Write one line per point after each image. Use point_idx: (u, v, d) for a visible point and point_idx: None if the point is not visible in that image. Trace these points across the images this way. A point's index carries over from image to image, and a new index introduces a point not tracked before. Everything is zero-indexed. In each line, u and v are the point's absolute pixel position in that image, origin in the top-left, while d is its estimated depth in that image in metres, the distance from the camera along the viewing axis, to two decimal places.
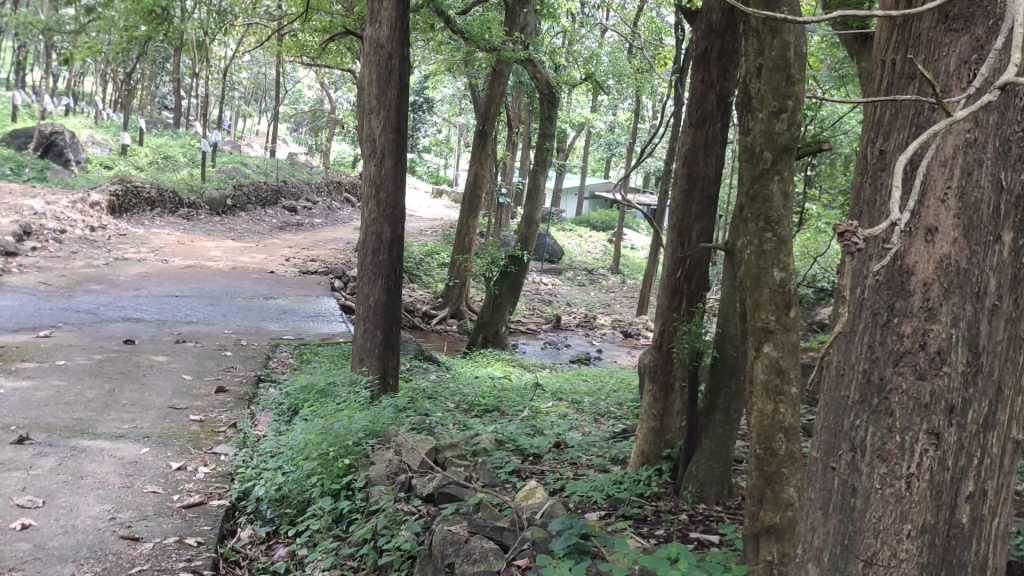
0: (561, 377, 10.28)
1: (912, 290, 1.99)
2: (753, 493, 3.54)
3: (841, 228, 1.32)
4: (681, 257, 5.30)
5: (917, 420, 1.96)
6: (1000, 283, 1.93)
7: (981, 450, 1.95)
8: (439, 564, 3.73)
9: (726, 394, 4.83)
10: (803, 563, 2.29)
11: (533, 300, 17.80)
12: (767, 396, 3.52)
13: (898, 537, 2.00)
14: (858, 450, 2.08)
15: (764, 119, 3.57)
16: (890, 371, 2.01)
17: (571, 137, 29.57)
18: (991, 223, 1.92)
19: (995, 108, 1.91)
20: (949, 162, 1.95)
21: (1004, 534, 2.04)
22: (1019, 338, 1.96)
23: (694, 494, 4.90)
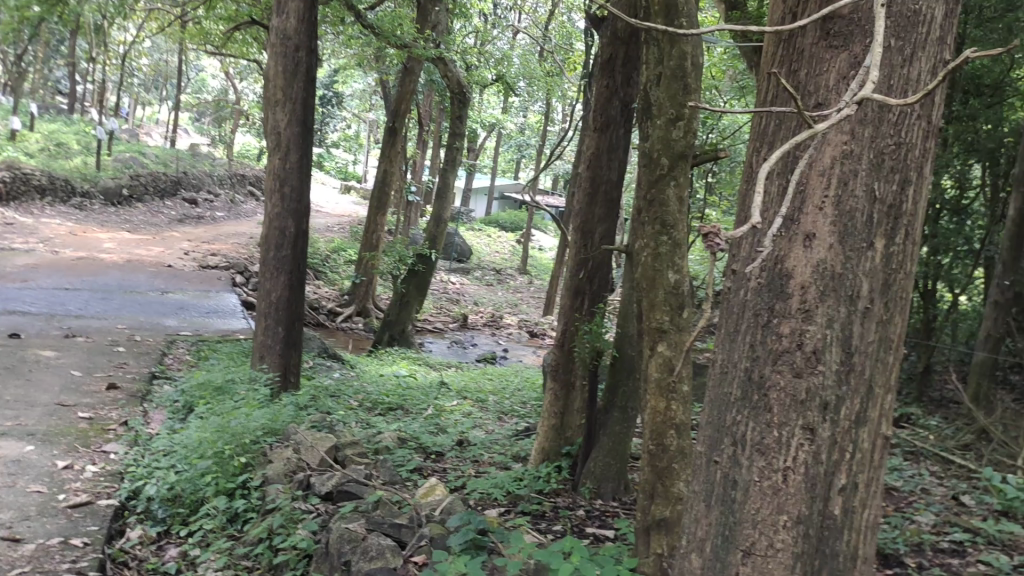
0: (467, 375, 10.32)
1: (790, 291, 2.09)
2: (645, 488, 3.65)
3: (707, 228, 1.38)
4: (584, 259, 5.42)
5: (793, 416, 2.07)
6: (871, 287, 2.05)
7: (853, 445, 2.07)
8: (336, 561, 3.70)
9: (624, 392, 4.99)
10: (686, 554, 2.35)
11: (441, 299, 17.75)
12: (660, 393, 3.63)
13: (775, 528, 2.09)
14: (738, 445, 2.17)
15: (662, 126, 3.69)
16: (769, 369, 2.11)
17: (482, 137, 29.60)
18: (865, 230, 2.04)
19: (870, 121, 2.03)
20: (827, 172, 2.06)
21: (874, 525, 2.17)
22: (888, 340, 2.09)
23: (592, 489, 5.03)
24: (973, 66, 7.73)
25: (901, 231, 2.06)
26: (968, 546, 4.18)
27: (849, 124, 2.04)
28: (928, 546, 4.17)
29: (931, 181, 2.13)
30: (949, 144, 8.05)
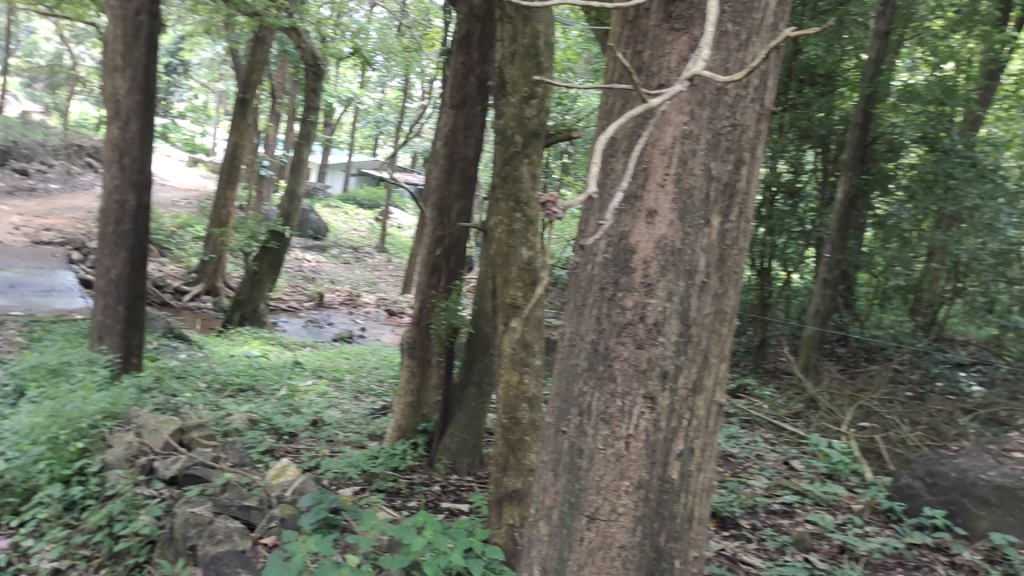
0: (322, 354, 10.13)
1: (633, 267, 2.16)
2: (497, 460, 3.69)
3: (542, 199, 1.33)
4: (441, 236, 5.41)
5: (635, 385, 2.15)
6: (708, 262, 2.16)
7: (690, 413, 2.18)
8: (181, 546, 3.57)
9: (479, 367, 5.06)
10: (535, 522, 2.39)
11: (295, 278, 17.31)
12: (513, 367, 3.71)
13: (618, 493, 2.18)
14: (585, 414, 2.22)
15: (516, 104, 3.72)
16: (613, 340, 2.18)
17: (338, 113, 28.93)
18: (702, 208, 2.13)
19: (708, 103, 2.12)
20: (668, 151, 2.13)
21: (709, 487, 2.30)
22: (722, 312, 2.21)
23: (447, 465, 5.08)
24: (808, 56, 8.22)
25: (736, 209, 2.18)
26: (797, 507, 4.48)
27: (688, 105, 2.13)
28: (762, 508, 4.44)
29: (763, 162, 2.25)
30: (786, 129, 8.62)
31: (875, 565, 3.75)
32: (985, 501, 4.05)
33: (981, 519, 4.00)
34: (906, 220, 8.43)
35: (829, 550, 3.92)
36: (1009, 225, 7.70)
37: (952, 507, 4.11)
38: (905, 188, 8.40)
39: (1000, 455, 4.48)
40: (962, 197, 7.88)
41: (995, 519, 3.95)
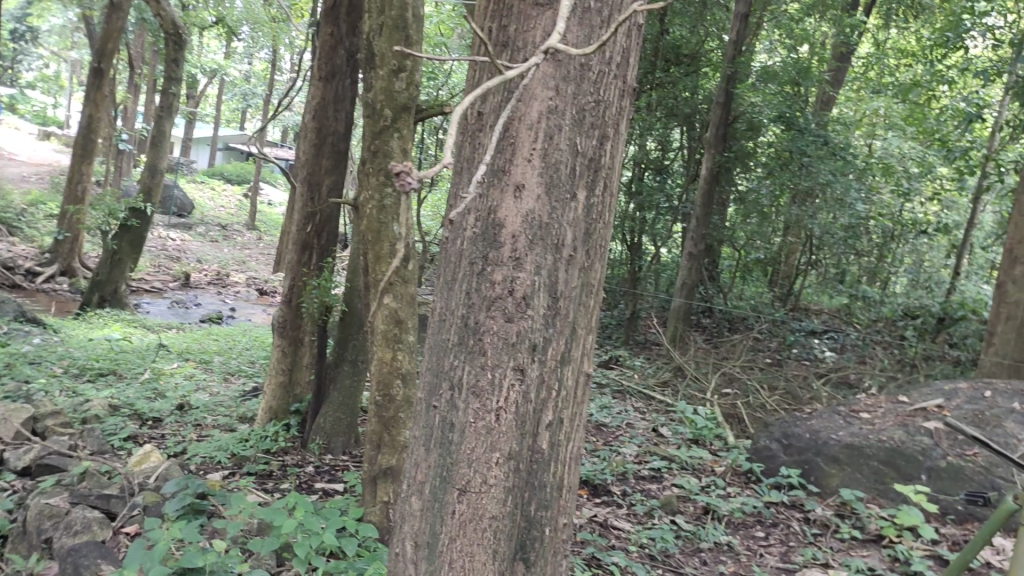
0: (190, 336, 9.76)
1: (502, 241, 2.16)
2: (371, 438, 3.66)
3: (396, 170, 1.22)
4: (311, 212, 5.28)
5: (505, 358, 2.15)
6: (575, 236, 2.20)
7: (559, 383, 2.24)
8: (35, 540, 3.37)
9: (353, 345, 5.00)
10: (406, 499, 2.36)
11: (159, 256, 16.56)
12: (386, 344, 3.68)
13: (488, 465, 2.17)
14: (456, 388, 2.20)
15: (384, 77, 3.65)
16: (482, 314, 2.17)
17: (203, 85, 27.74)
18: (568, 182, 2.17)
19: (573, 79, 2.15)
20: (535, 126, 2.14)
21: (577, 455, 2.37)
22: (588, 285, 2.27)
23: (321, 445, 4.98)
24: (674, 37, 8.45)
25: (601, 183, 2.24)
26: (664, 472, 4.66)
27: (554, 81, 2.14)
28: (631, 474, 4.59)
29: (626, 138, 2.32)
30: (653, 108, 8.76)
31: (737, 524, 3.95)
32: (835, 459, 4.29)
33: (832, 477, 4.23)
34: (765, 196, 8.73)
35: (694, 512, 4.10)
36: (857, 200, 8.49)
37: (806, 466, 4.36)
38: (764, 165, 8.72)
39: (848, 415, 4.69)
40: (815, 173, 8.34)
41: (844, 475, 4.19)
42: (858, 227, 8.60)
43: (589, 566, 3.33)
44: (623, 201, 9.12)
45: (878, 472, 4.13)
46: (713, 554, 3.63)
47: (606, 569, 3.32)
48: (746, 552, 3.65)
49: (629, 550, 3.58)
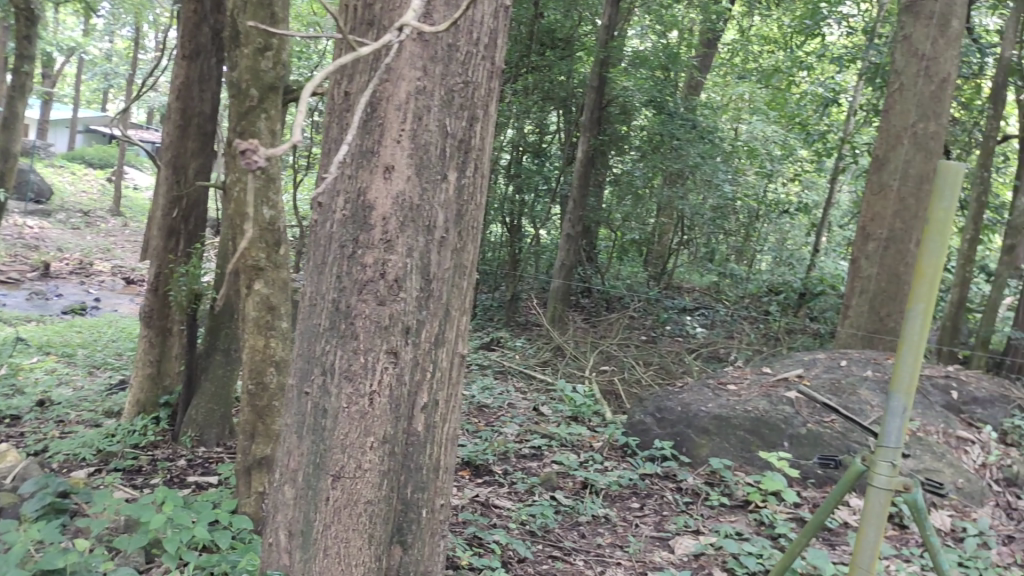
0: (50, 329, 9.22)
1: (372, 223, 2.13)
2: (244, 429, 3.56)
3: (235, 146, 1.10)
4: (177, 196, 5.09)
5: (378, 341, 2.13)
6: (446, 218, 2.19)
7: (433, 365, 2.23)
8: None
9: (226, 334, 4.85)
10: (278, 488, 2.30)
11: (14, 245, 15.55)
12: (258, 332, 3.59)
13: (363, 450, 2.15)
14: (328, 373, 2.15)
15: (250, 55, 3.54)
16: (354, 298, 2.13)
17: (60, 63, 26.13)
18: (439, 163, 2.16)
19: (440, 59, 2.13)
20: (402, 107, 2.11)
21: (452, 436, 2.38)
22: (461, 266, 2.27)
23: (194, 438, 4.83)
24: (549, 21, 8.51)
25: (471, 165, 2.23)
26: (544, 449, 4.72)
27: (421, 61, 2.11)
28: (512, 453, 4.63)
29: (495, 119, 2.32)
30: (530, 91, 8.79)
31: (613, 496, 4.07)
32: (705, 430, 4.46)
33: (702, 447, 4.40)
34: (638, 178, 8.94)
35: (573, 487, 4.19)
36: (725, 181, 8.98)
37: (678, 438, 4.52)
38: (637, 149, 8.94)
39: (717, 387, 4.89)
40: (685, 155, 8.68)
41: (713, 445, 4.37)
42: (726, 208, 9.06)
43: (471, 545, 3.34)
44: (502, 184, 9.15)
45: (744, 440, 4.32)
46: (591, 527, 3.72)
47: (487, 547, 3.34)
48: (622, 523, 3.76)
49: (510, 528, 3.62)
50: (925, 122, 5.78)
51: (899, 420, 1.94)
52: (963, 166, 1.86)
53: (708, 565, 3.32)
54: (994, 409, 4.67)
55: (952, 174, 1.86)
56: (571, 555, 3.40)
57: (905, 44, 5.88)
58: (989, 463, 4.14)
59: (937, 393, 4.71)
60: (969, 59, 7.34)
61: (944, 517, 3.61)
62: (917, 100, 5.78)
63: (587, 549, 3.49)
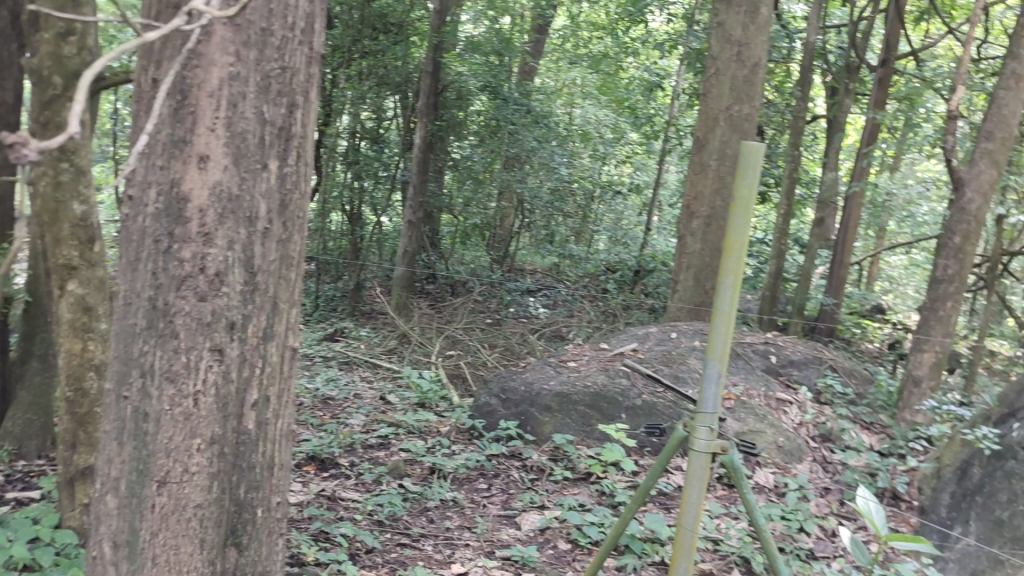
0: None
1: (188, 216, 2.00)
2: (64, 438, 3.36)
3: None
4: None
5: (201, 339, 2.03)
6: (269, 208, 2.11)
7: (262, 360, 2.16)
8: None
9: (42, 338, 4.57)
10: (101, 498, 2.16)
11: None
12: (74, 335, 3.37)
13: (189, 452, 2.05)
14: (148, 375, 2.02)
15: (51, 40, 3.31)
16: (172, 295, 2.00)
17: None
18: (258, 152, 2.06)
19: (254, 44, 2.01)
20: (215, 94, 1.98)
21: (286, 432, 2.33)
22: (287, 257, 2.20)
23: (11, 451, 4.45)
24: (381, 5, 8.33)
25: (293, 152, 2.15)
26: (392, 438, 4.68)
27: (233, 45, 1.98)
28: (359, 444, 4.55)
29: (316, 105, 2.24)
30: (365, 77, 8.60)
31: (461, 479, 4.10)
32: (547, 407, 4.57)
33: (546, 424, 4.50)
34: (477, 163, 9.10)
35: (420, 473, 4.18)
36: (560, 164, 9.22)
37: (523, 418, 4.60)
38: (476, 133, 9.05)
39: (558, 365, 5.02)
40: (521, 140, 8.93)
41: (556, 422, 4.49)
42: (563, 191, 9.34)
43: (317, 540, 3.27)
44: (340, 171, 8.96)
45: (584, 415, 4.47)
46: (439, 511, 3.74)
47: (334, 540, 3.30)
48: (469, 505, 3.81)
49: (357, 519, 3.56)
50: (739, 105, 6.12)
51: (715, 386, 2.06)
52: (762, 145, 1.97)
53: (553, 538, 3.42)
54: (808, 370, 5.04)
55: (753, 154, 1.97)
56: (419, 541, 3.40)
57: (719, 30, 6.18)
58: (806, 421, 4.44)
59: (759, 359, 5.03)
60: (778, 44, 7.96)
61: (768, 474, 3.85)
62: (731, 84, 6.11)
63: (435, 534, 3.50)
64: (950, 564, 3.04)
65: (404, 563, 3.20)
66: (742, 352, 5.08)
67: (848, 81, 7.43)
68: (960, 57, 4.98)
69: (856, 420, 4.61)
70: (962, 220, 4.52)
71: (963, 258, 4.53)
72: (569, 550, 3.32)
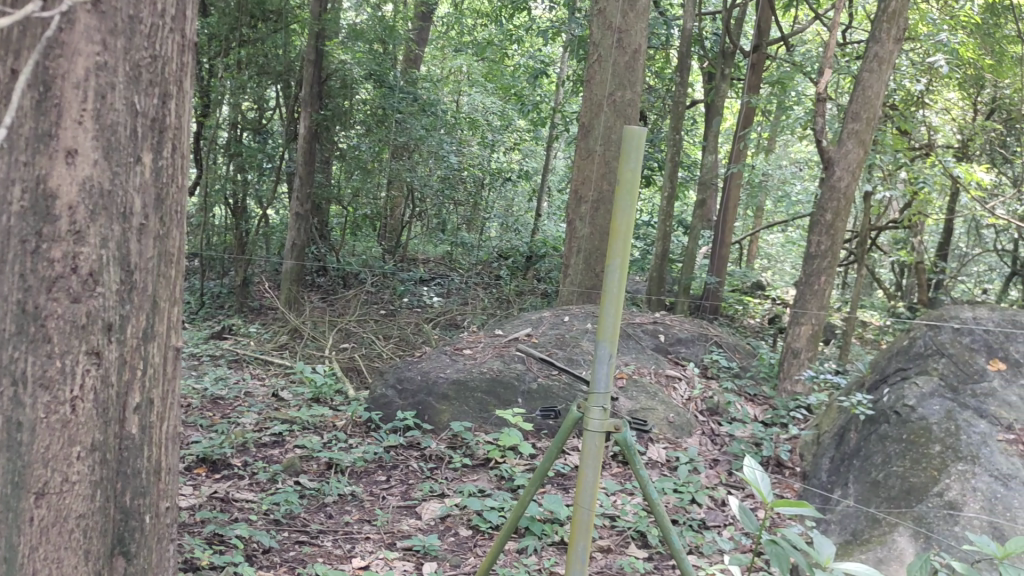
0: None
1: (57, 214, 1.87)
2: None
3: None
4: None
5: (76, 343, 1.92)
6: (144, 203, 2.03)
7: (143, 362, 2.09)
8: None
9: None
10: None
11: None
12: None
13: (69, 461, 1.94)
14: (19, 383, 1.86)
15: None
16: (42, 298, 1.87)
17: None
18: (130, 145, 1.97)
19: (122, 32, 1.91)
20: (81, 85, 1.86)
21: (171, 435, 2.26)
22: (165, 254, 2.13)
23: None
24: None
25: (167, 145, 2.08)
26: (286, 435, 4.58)
27: (99, 34, 1.88)
28: (252, 443, 4.43)
29: (190, 96, 2.17)
30: (245, 66, 8.28)
31: (359, 473, 4.05)
32: (444, 396, 4.56)
33: (443, 412, 4.50)
34: (365, 152, 8.90)
35: (317, 469, 4.11)
36: (450, 152, 9.21)
37: (420, 407, 4.57)
38: (362, 123, 8.89)
39: (453, 353, 5.01)
40: (409, 128, 8.91)
41: (454, 410, 4.50)
42: (452, 178, 9.29)
43: (211, 544, 3.17)
44: (221, 163, 8.64)
45: (482, 402, 4.51)
46: (338, 506, 3.69)
47: (229, 543, 3.20)
48: (369, 498, 3.78)
49: (252, 520, 3.46)
50: (622, 90, 6.25)
51: (607, 366, 2.09)
52: (644, 129, 2.01)
53: (454, 525, 3.45)
54: (695, 347, 5.22)
55: (635, 138, 2.01)
56: (318, 538, 3.35)
57: (600, 17, 6.26)
58: (695, 396, 4.59)
59: (648, 338, 5.17)
60: (657, 31, 8.14)
61: (660, 449, 3.97)
62: (613, 70, 6.22)
63: (335, 529, 3.45)
64: (831, 526, 3.18)
65: (303, 560, 3.16)
66: (632, 333, 5.21)
67: (724, 67, 7.66)
68: (827, 42, 5.18)
69: (741, 393, 4.79)
70: (833, 198, 4.76)
71: (835, 234, 4.78)
72: (470, 536, 3.35)
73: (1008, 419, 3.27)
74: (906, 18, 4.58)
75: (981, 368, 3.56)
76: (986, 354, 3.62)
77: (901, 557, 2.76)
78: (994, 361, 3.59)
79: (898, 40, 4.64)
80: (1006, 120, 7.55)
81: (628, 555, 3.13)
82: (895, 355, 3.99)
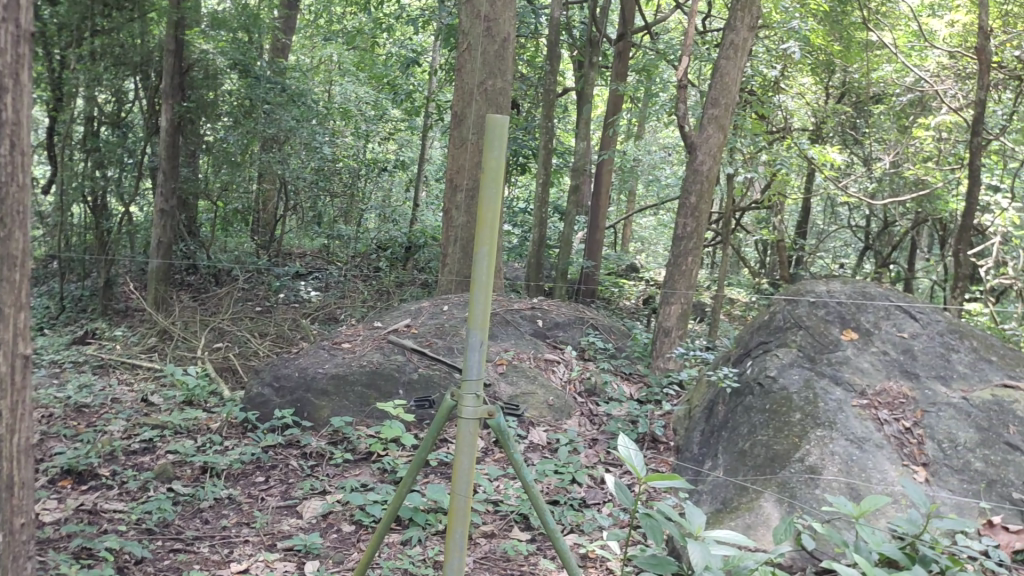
0: None
1: None
2: None
3: None
4: None
5: None
6: None
7: None
8: None
9: None
10: None
11: None
12: None
13: None
14: None
15: None
16: None
17: None
18: None
19: None
20: None
21: (25, 448, 2.14)
22: (9, 257, 2.00)
23: None
24: None
25: (5, 141, 1.95)
26: (157, 441, 4.40)
27: None
28: (120, 452, 4.23)
29: (28, 90, 2.03)
30: (98, 58, 7.85)
31: (236, 475, 3.94)
32: (324, 392, 4.49)
33: (322, 408, 4.43)
34: (233, 145, 8.48)
35: (191, 474, 3.96)
36: (322, 143, 9.13)
37: (298, 404, 4.47)
38: (229, 114, 8.44)
39: (331, 347, 4.94)
40: (278, 120, 8.62)
41: (333, 405, 4.43)
42: (325, 170, 9.28)
43: (78, 558, 3.01)
44: (76, 159, 8.17)
45: (362, 396, 4.46)
46: (214, 511, 3.58)
47: (98, 556, 3.05)
48: (247, 500, 3.68)
49: (122, 530, 3.31)
50: (493, 79, 6.23)
51: (478, 354, 2.11)
52: (506, 118, 2.03)
53: (336, 522, 3.41)
54: (571, 331, 5.32)
55: (498, 127, 2.02)
56: (194, 545, 3.25)
57: (468, 6, 6.29)
58: (573, 378, 4.68)
59: (526, 324, 5.23)
60: (526, 20, 8.21)
61: (540, 433, 4.03)
62: (483, 58, 6.18)
63: (211, 534, 3.35)
64: (703, 497, 3.30)
65: (179, 569, 3.05)
66: (511, 319, 5.25)
67: (591, 55, 7.79)
68: (686, 30, 5.32)
69: (617, 372, 4.91)
70: (696, 181, 4.94)
71: (699, 217, 4.95)
72: (353, 531, 3.32)
73: (861, 385, 3.49)
74: (758, 7, 4.78)
75: (835, 339, 3.77)
76: (840, 325, 3.85)
77: (767, 522, 2.87)
78: (846, 331, 3.81)
79: (752, 28, 4.83)
80: (855, 103, 8.16)
81: (511, 538, 3.17)
82: (757, 329, 4.18)
